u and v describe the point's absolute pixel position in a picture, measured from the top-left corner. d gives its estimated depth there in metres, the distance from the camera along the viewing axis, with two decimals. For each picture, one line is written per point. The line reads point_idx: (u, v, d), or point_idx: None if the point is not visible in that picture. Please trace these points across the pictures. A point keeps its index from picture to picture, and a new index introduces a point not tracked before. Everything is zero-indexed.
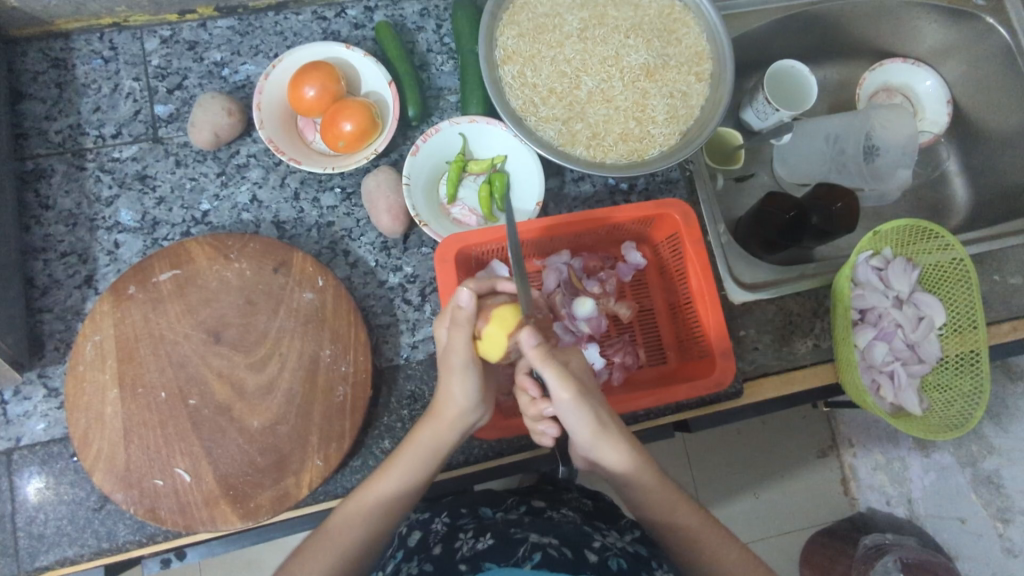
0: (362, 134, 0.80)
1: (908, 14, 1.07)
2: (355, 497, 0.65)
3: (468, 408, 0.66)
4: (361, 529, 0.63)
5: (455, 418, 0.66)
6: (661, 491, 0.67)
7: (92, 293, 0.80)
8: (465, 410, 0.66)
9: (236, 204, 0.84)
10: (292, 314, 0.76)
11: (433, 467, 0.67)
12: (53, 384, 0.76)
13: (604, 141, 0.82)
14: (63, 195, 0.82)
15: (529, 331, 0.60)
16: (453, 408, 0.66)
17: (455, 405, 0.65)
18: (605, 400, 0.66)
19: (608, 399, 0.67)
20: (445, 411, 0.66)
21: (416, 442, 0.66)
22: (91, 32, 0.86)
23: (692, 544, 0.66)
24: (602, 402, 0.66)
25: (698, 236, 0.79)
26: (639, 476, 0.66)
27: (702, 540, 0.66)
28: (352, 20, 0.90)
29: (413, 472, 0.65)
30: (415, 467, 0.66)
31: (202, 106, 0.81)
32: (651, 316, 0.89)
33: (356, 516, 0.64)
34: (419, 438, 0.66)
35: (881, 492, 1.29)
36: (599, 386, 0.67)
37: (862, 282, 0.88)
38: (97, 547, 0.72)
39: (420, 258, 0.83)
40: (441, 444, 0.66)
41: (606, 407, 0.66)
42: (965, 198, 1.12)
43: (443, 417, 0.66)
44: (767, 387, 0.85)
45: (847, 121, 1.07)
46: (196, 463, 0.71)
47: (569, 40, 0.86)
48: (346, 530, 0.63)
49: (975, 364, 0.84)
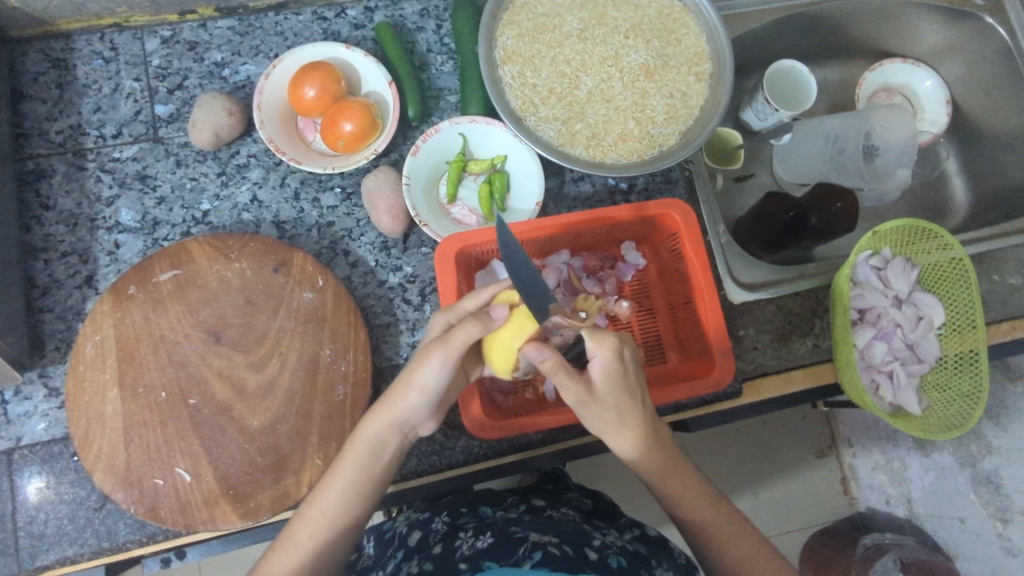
0: (362, 134, 0.81)
1: (907, 14, 1.07)
2: (297, 519, 0.64)
3: (417, 406, 0.64)
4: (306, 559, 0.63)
5: (399, 422, 0.64)
6: (675, 480, 0.67)
7: (92, 293, 0.80)
8: (407, 414, 0.64)
9: (236, 203, 0.84)
10: (292, 313, 0.76)
11: (376, 475, 0.65)
12: (53, 384, 0.76)
13: (604, 141, 0.82)
14: (63, 195, 0.82)
15: (536, 347, 0.56)
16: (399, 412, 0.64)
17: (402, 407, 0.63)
18: (620, 397, 0.61)
19: (628, 393, 0.62)
20: (388, 416, 0.64)
21: (360, 449, 0.64)
22: (91, 32, 0.86)
23: (714, 540, 0.66)
24: (615, 401, 0.61)
25: (698, 236, 0.79)
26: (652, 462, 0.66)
27: (721, 532, 0.66)
28: (352, 21, 0.90)
29: (352, 492, 0.64)
30: (354, 484, 0.64)
31: (203, 106, 0.81)
32: (650, 316, 0.90)
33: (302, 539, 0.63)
34: (362, 446, 0.64)
35: (881, 491, 1.29)
36: (626, 379, 0.61)
37: (861, 282, 0.89)
38: (98, 547, 0.72)
39: (420, 257, 0.84)
40: (384, 449, 0.65)
41: (622, 404, 0.62)
42: (964, 197, 1.12)
43: (386, 424, 0.64)
44: (765, 387, 0.85)
45: (846, 121, 1.06)
46: (196, 462, 0.71)
47: (570, 40, 0.86)
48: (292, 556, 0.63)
49: (973, 365, 0.83)
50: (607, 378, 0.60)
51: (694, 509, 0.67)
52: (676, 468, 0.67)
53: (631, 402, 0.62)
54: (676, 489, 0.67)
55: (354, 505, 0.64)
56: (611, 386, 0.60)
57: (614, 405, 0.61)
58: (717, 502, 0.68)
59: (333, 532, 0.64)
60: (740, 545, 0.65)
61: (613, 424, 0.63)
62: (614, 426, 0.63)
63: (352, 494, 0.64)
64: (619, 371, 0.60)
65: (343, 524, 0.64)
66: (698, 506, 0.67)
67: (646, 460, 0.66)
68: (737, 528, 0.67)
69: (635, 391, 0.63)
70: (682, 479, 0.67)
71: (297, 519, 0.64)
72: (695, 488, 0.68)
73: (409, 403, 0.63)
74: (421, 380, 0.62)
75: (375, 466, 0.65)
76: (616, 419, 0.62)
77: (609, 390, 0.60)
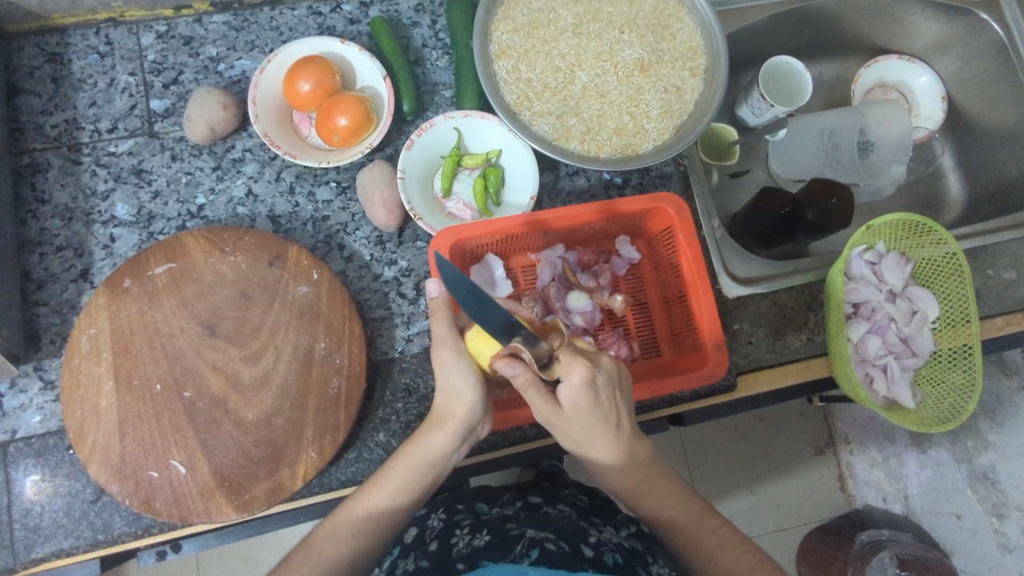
0: (358, 128, 0.81)
1: (902, 10, 1.08)
2: (344, 509, 0.66)
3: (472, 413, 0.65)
4: (349, 550, 0.64)
5: (462, 429, 0.65)
6: (652, 497, 0.69)
7: (88, 286, 0.80)
8: (467, 421, 0.65)
9: (231, 198, 0.84)
10: (287, 307, 0.77)
11: (426, 481, 0.67)
12: (49, 376, 0.77)
13: (599, 136, 0.83)
14: (59, 189, 0.82)
15: (506, 362, 0.56)
16: (456, 418, 0.65)
17: (461, 416, 0.64)
18: (594, 420, 0.61)
19: (602, 419, 0.61)
20: (449, 420, 0.65)
21: (418, 452, 0.66)
22: (87, 27, 0.86)
23: (698, 550, 0.66)
24: (588, 424, 0.61)
25: (692, 230, 0.79)
26: (625, 477, 0.68)
27: (710, 544, 0.66)
28: (347, 16, 0.91)
29: (401, 492, 0.66)
30: (406, 485, 0.66)
31: (198, 100, 0.81)
32: (645, 311, 0.90)
33: (342, 531, 0.64)
34: (421, 449, 0.66)
35: (877, 489, 1.29)
36: (598, 403, 0.59)
37: (855, 276, 0.88)
38: (93, 539, 0.72)
39: (415, 252, 0.84)
40: (442, 454, 0.66)
41: (595, 427, 0.62)
42: (959, 193, 1.12)
43: (449, 432, 0.65)
44: (759, 380, 0.85)
45: (839, 117, 1.09)
46: (191, 455, 0.72)
47: (564, 35, 0.86)
48: (332, 547, 0.63)
49: (967, 360, 0.83)
50: (576, 407, 0.59)
51: (676, 521, 0.68)
52: (653, 486, 0.69)
53: (605, 428, 0.62)
54: (662, 502, 0.69)
55: (403, 504, 0.66)
56: (580, 413, 0.60)
57: (585, 429, 0.62)
58: (699, 514, 0.69)
59: (373, 528, 0.65)
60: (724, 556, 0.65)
61: (585, 444, 0.64)
62: (597, 445, 0.64)
63: (404, 491, 0.66)
64: (589, 398, 0.59)
65: (389, 521, 0.66)
66: (684, 514, 0.69)
67: (619, 479, 0.68)
68: (722, 539, 0.66)
69: (613, 417, 0.62)
70: (659, 496, 0.69)
71: (343, 509, 0.66)
72: (678, 504, 0.69)
73: (466, 407, 0.64)
74: (447, 383, 0.64)
75: (430, 470, 0.67)
76: (587, 441, 0.63)
77: (581, 415, 0.60)
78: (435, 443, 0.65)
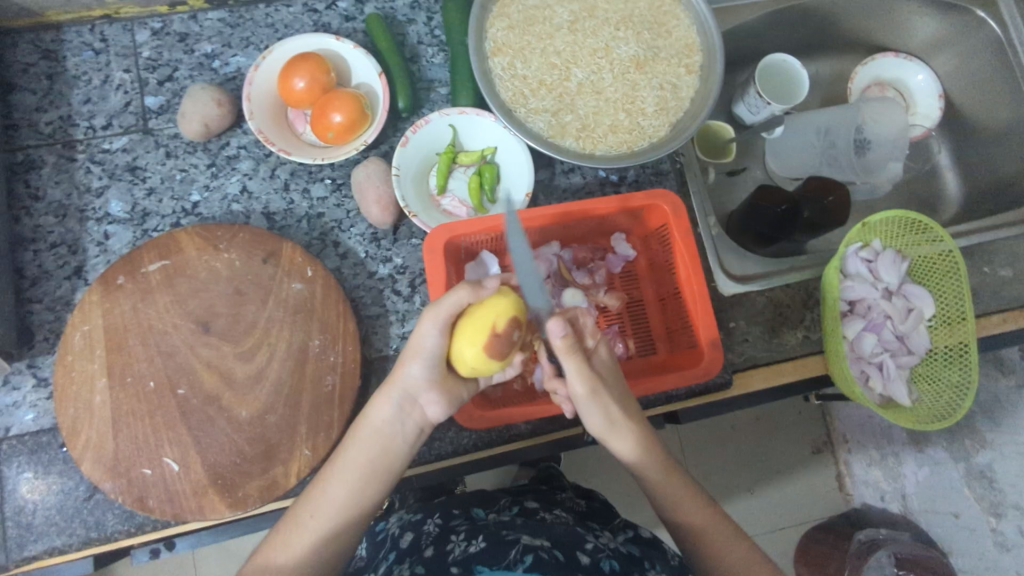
0: (352, 124, 0.81)
1: (899, 8, 1.08)
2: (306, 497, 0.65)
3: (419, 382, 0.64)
4: (307, 538, 0.62)
5: (400, 395, 0.64)
6: (667, 485, 0.66)
7: (81, 283, 0.80)
8: (410, 385, 0.64)
9: (226, 195, 0.84)
10: (281, 304, 0.76)
11: (376, 458, 0.64)
12: (42, 374, 0.76)
13: (595, 132, 0.82)
14: (53, 186, 0.82)
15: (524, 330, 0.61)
16: (399, 380, 0.64)
17: (403, 380, 0.64)
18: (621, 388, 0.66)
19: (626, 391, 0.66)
20: (391, 381, 0.65)
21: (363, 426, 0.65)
22: (82, 24, 0.86)
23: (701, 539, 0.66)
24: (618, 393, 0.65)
25: (687, 225, 0.79)
26: (650, 470, 0.66)
27: (715, 537, 0.66)
28: (343, 13, 0.91)
29: (355, 469, 0.64)
30: (358, 463, 0.64)
31: (192, 97, 0.81)
32: (640, 307, 0.89)
33: (301, 514, 0.63)
34: (366, 419, 0.65)
35: (875, 488, 1.28)
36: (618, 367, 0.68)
37: (852, 274, 0.88)
38: (86, 537, 0.72)
39: (410, 249, 0.84)
40: (387, 426, 0.64)
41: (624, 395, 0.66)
42: (956, 192, 1.12)
43: (386, 395, 0.64)
44: (755, 378, 0.85)
45: (836, 115, 1.09)
46: (184, 453, 0.71)
47: (560, 32, 0.86)
48: (292, 538, 0.63)
49: (963, 358, 0.83)
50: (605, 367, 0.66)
51: (680, 506, 0.66)
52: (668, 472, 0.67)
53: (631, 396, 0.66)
54: (672, 493, 0.67)
55: (357, 487, 0.64)
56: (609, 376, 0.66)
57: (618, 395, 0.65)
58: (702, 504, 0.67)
59: (338, 522, 0.63)
60: (727, 550, 0.65)
61: (609, 429, 0.64)
62: (619, 427, 0.64)
63: (357, 471, 0.64)
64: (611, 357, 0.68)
65: (346, 511, 0.64)
66: (690, 509, 0.66)
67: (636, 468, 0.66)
68: (723, 533, 0.66)
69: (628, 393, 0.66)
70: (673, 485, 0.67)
71: (307, 497, 0.64)
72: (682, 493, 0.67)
73: (409, 374, 0.64)
74: (417, 343, 0.64)
75: (380, 443, 0.64)
76: (612, 424, 0.64)
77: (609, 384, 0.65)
78: (382, 413, 0.64)
